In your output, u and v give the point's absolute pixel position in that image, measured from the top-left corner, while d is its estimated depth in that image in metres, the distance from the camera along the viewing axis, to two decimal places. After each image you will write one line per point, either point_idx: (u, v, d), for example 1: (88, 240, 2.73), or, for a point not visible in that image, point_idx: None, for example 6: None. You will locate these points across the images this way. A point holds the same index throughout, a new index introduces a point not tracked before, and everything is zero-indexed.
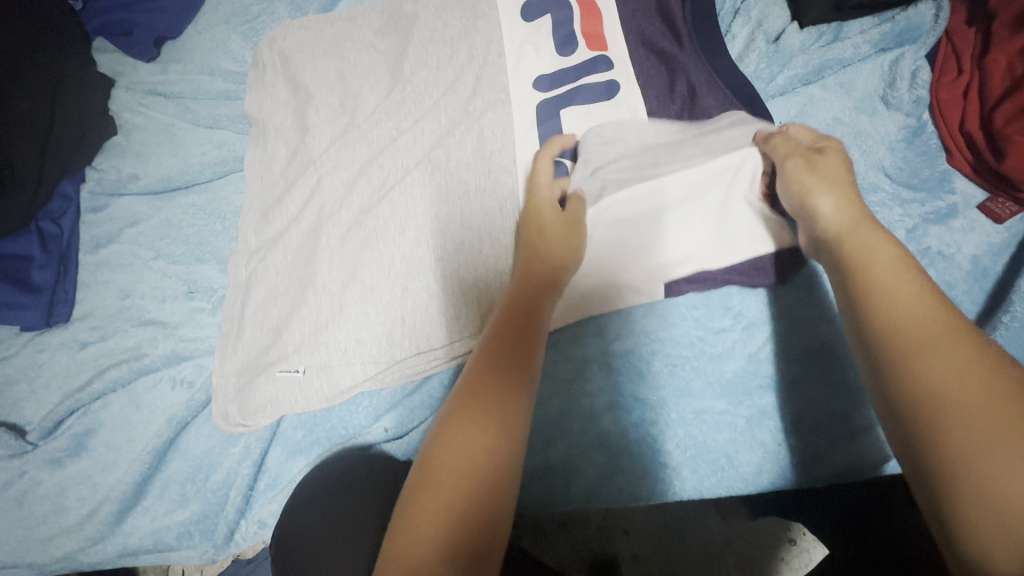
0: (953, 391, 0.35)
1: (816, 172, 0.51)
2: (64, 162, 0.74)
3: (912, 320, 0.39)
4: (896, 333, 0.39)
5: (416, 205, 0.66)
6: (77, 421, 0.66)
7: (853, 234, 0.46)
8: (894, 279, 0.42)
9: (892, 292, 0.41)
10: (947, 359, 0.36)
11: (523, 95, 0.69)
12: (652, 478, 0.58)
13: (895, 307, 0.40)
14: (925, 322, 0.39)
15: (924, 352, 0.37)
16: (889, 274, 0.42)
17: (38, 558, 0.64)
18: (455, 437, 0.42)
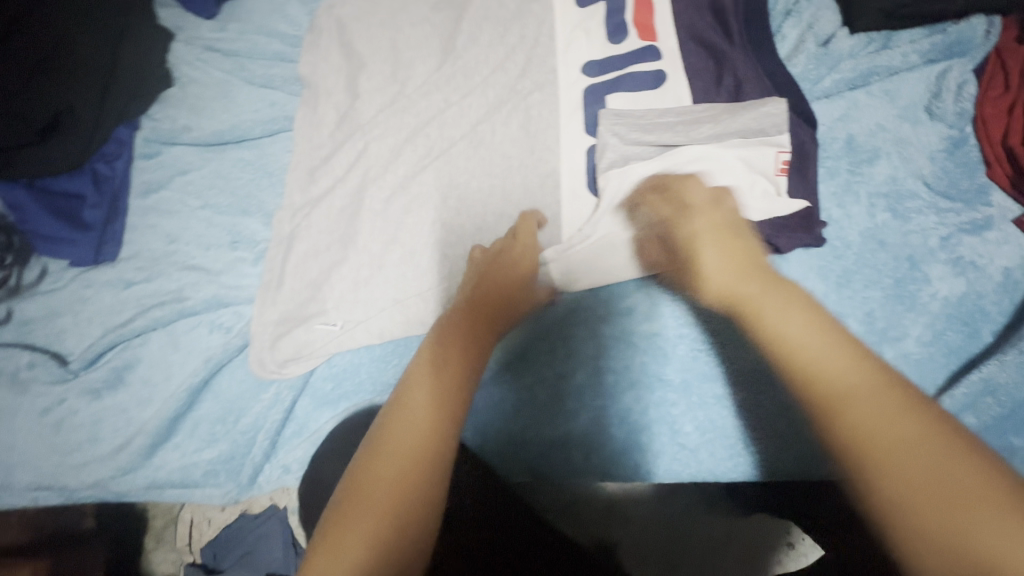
0: (902, 464, 0.31)
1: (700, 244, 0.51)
2: (122, 108, 0.76)
3: (810, 351, 0.37)
4: (813, 393, 0.35)
5: (460, 175, 0.68)
6: (117, 355, 0.69)
7: (732, 277, 0.46)
8: (794, 315, 0.40)
9: (782, 325, 0.40)
10: (869, 396, 0.34)
11: (571, 78, 0.71)
12: (668, 457, 0.59)
13: (808, 364, 0.36)
14: (847, 379, 0.35)
15: (845, 418, 0.33)
16: (792, 328, 0.39)
17: (71, 482, 0.66)
18: (404, 435, 0.43)
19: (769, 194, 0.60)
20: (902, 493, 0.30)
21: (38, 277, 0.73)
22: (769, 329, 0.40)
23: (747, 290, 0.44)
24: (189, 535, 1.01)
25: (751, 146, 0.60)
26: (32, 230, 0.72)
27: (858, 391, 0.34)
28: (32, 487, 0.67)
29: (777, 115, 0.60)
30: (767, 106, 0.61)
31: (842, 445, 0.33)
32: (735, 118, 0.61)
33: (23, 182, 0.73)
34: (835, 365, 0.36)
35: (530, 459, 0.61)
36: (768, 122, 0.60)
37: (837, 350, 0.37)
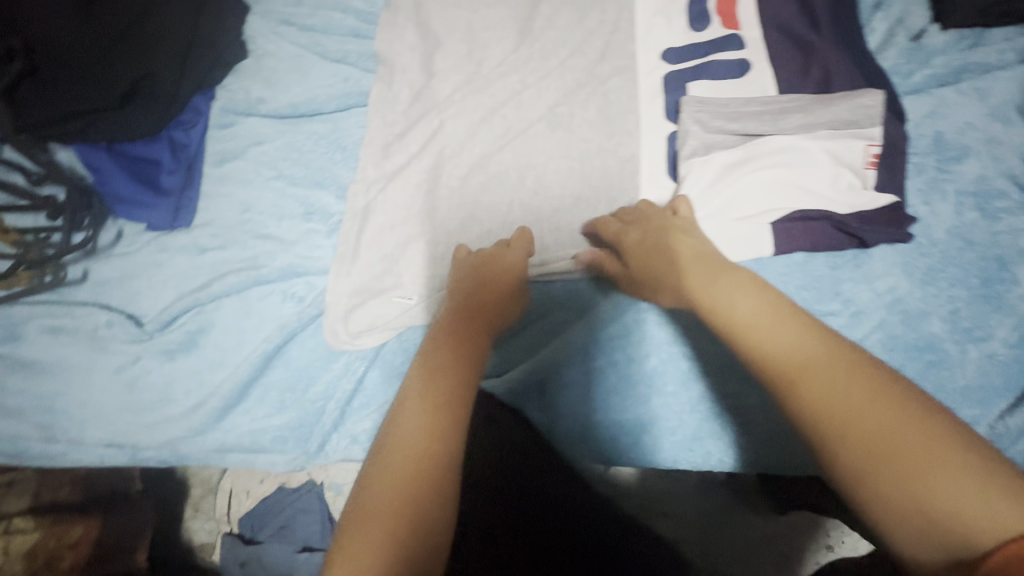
0: (845, 416, 0.36)
1: (657, 252, 0.57)
2: (198, 78, 0.77)
3: (780, 343, 0.41)
4: (779, 366, 0.40)
5: (537, 156, 0.68)
6: (191, 318, 0.70)
7: (716, 288, 0.49)
8: (769, 318, 0.44)
9: (763, 327, 0.43)
10: (823, 373, 0.38)
11: (650, 64, 0.70)
12: (738, 446, 0.61)
13: (777, 347, 0.41)
14: (809, 353, 0.40)
15: (797, 376, 0.39)
16: (758, 316, 0.44)
17: (143, 440, 0.68)
18: (409, 422, 0.45)
19: (853, 186, 0.60)
20: (844, 438, 0.35)
21: (115, 239, 0.75)
22: (750, 333, 0.44)
23: (730, 299, 0.47)
24: (229, 505, 0.96)
25: (841, 139, 0.60)
26: (110, 192, 0.74)
27: (808, 356, 0.40)
28: (105, 443, 0.68)
29: (872, 107, 0.60)
30: (861, 98, 0.61)
31: (816, 423, 0.37)
32: (827, 109, 0.61)
33: (104, 146, 0.75)
34: (792, 340, 0.41)
35: (603, 442, 0.63)
36: (862, 113, 0.60)
37: (805, 341, 0.41)
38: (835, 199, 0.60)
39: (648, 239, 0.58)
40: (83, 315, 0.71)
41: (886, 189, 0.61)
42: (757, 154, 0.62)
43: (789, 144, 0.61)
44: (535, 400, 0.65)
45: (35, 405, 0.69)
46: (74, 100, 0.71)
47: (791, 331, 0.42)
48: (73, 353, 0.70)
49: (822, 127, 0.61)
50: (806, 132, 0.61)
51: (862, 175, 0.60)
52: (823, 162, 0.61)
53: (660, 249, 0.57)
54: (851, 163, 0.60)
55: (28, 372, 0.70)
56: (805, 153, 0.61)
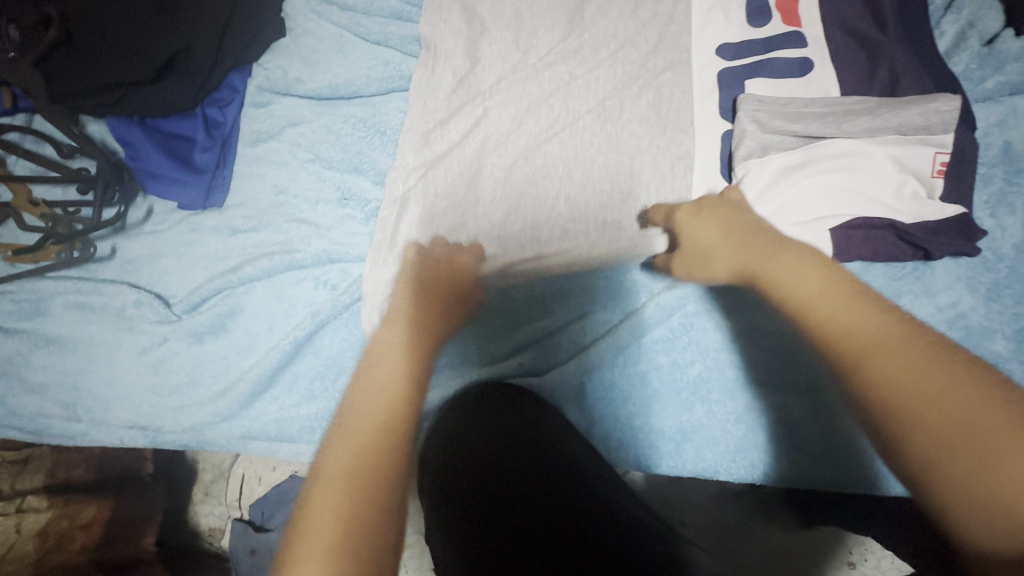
0: (912, 390, 0.31)
1: (705, 222, 0.55)
2: (235, 54, 0.75)
3: (839, 315, 0.37)
4: (838, 338, 0.36)
5: (585, 150, 0.65)
6: (220, 301, 0.68)
7: (769, 270, 0.45)
8: (828, 290, 0.39)
9: (820, 306, 0.38)
10: (886, 352, 0.33)
11: (706, 59, 0.68)
12: (784, 459, 0.59)
13: (834, 318, 0.37)
14: (870, 324, 0.35)
15: (858, 349, 0.34)
16: (813, 287, 0.40)
17: (168, 424, 0.66)
18: (369, 404, 0.42)
19: (919, 195, 0.57)
20: (910, 416, 0.30)
21: (144, 217, 0.74)
22: (808, 308, 0.39)
23: (786, 280, 0.43)
24: (240, 491, 0.96)
25: (909, 145, 0.58)
26: (141, 166, 0.71)
27: (872, 327, 0.35)
28: (129, 425, 0.67)
29: (945, 113, 0.58)
30: (934, 102, 0.58)
31: (874, 403, 0.32)
32: (898, 112, 0.58)
33: (137, 120, 0.73)
34: (851, 311, 0.37)
35: (642, 447, 0.61)
36: (934, 118, 0.57)
37: (870, 319, 0.36)
38: (898, 206, 0.58)
39: (706, 219, 0.55)
40: (110, 293, 0.69)
41: (955, 199, 0.58)
42: (822, 157, 0.59)
43: (855, 148, 0.58)
44: (574, 402, 0.63)
45: (59, 383, 0.68)
46: (109, 71, 0.69)
47: (849, 304, 0.37)
48: (99, 332, 0.68)
49: (890, 131, 0.58)
50: (872, 134, 0.58)
51: (927, 185, 0.58)
52: (888, 168, 0.58)
53: (711, 218, 0.55)
54: (918, 169, 0.58)
55: (54, 348, 0.68)
56: (870, 158, 0.58)
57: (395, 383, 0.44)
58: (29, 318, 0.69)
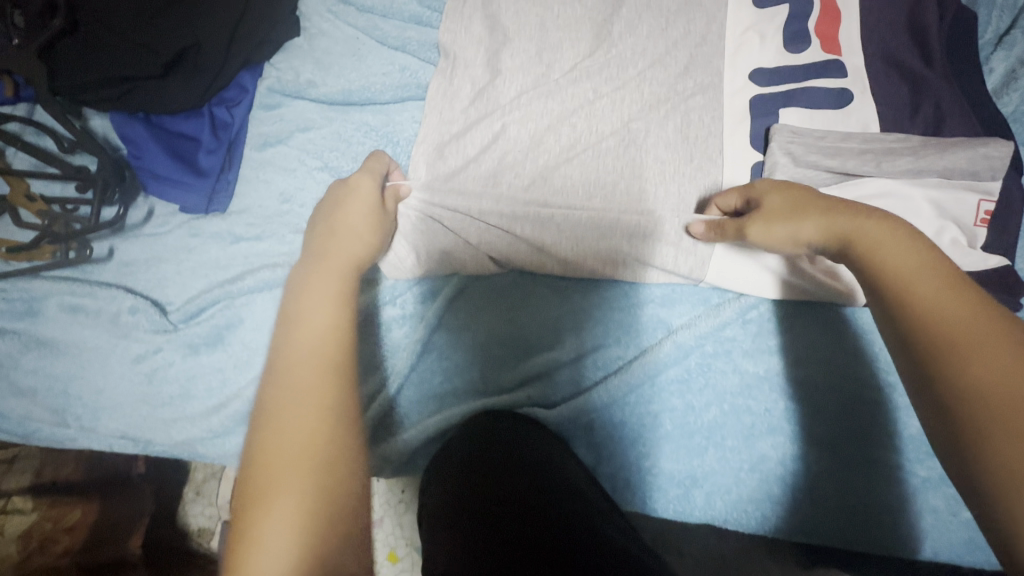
0: (1000, 385, 0.33)
1: (796, 203, 0.50)
2: (246, 53, 0.72)
3: (940, 305, 0.38)
4: (935, 324, 0.37)
5: (608, 174, 0.62)
6: (219, 312, 0.65)
7: (874, 238, 0.44)
8: (930, 276, 0.40)
9: (927, 293, 0.39)
10: (988, 346, 0.35)
11: (737, 85, 0.64)
12: (801, 514, 0.56)
13: (933, 304, 0.38)
14: (966, 317, 0.37)
15: (959, 338, 0.36)
16: (916, 272, 0.41)
17: (159, 437, 0.64)
18: (324, 316, 0.42)
19: (959, 242, 0.55)
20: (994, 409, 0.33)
21: (145, 218, 0.71)
22: (914, 291, 0.40)
23: (893, 258, 0.42)
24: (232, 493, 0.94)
25: (953, 190, 0.55)
26: (143, 167, 0.69)
27: (974, 321, 0.37)
28: (118, 435, 0.65)
29: (994, 159, 0.55)
30: (983, 148, 0.55)
31: (961, 394, 0.35)
32: (942, 155, 0.55)
33: (141, 116, 0.70)
34: (952, 302, 0.38)
35: (649, 491, 0.59)
36: (982, 164, 0.55)
37: (971, 314, 0.37)
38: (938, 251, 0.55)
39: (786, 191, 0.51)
40: (106, 297, 0.66)
41: (998, 250, 0.55)
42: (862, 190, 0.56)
43: (897, 186, 0.56)
44: (582, 440, 0.61)
45: (49, 388, 0.66)
46: (114, 66, 0.66)
47: (952, 295, 0.38)
48: (93, 337, 0.66)
49: (934, 173, 0.56)
50: (914, 173, 0.56)
51: (969, 233, 0.55)
52: (929, 210, 0.55)
53: (805, 194, 0.50)
54: (961, 214, 0.55)
55: (45, 352, 0.66)
56: (910, 199, 0.55)
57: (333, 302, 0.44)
58: (21, 318, 0.67)
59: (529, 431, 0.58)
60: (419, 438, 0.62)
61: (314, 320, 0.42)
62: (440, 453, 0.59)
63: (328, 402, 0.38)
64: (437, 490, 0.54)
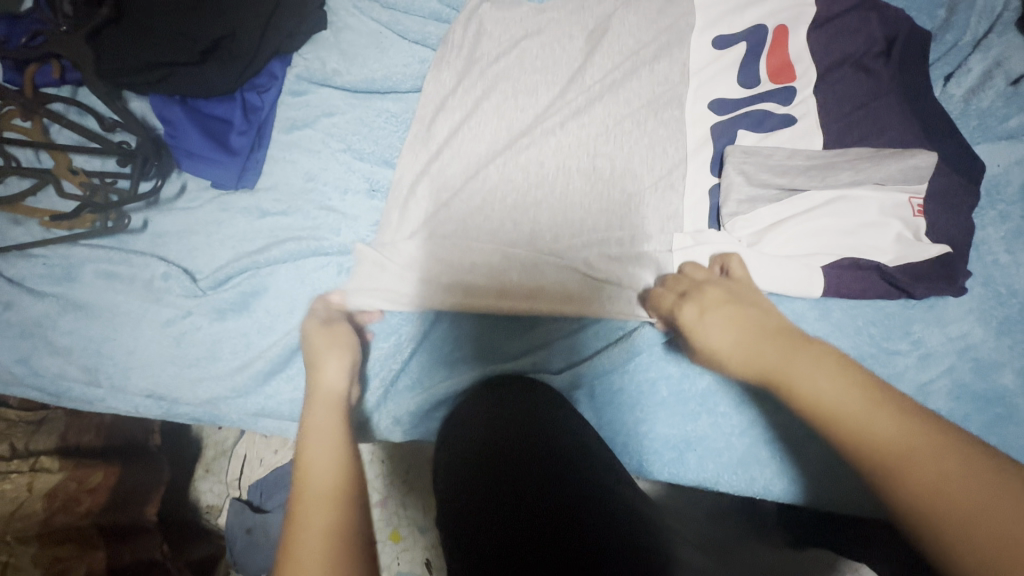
0: (964, 510, 0.30)
1: (723, 314, 0.49)
2: (278, 43, 0.77)
3: (871, 425, 0.35)
4: (874, 454, 0.34)
5: (610, 161, 0.67)
6: (245, 280, 0.70)
7: (790, 372, 0.41)
8: (852, 398, 0.37)
9: (852, 416, 0.36)
10: (943, 469, 0.31)
11: (731, 80, 0.68)
12: (786, 476, 0.60)
13: (865, 431, 0.35)
14: (902, 438, 0.34)
15: (902, 465, 0.33)
16: (839, 395, 0.37)
17: (186, 396, 0.69)
18: (323, 439, 0.49)
19: (904, 240, 0.59)
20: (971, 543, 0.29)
21: (178, 193, 0.76)
22: (838, 420, 0.37)
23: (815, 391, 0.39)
24: (240, 470, 1.03)
25: (887, 193, 0.59)
26: (179, 145, 0.74)
27: (913, 440, 0.33)
28: (147, 393, 0.69)
29: (921, 168, 0.59)
30: (919, 155, 0.59)
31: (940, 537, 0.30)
32: (879, 168, 0.59)
33: (178, 99, 0.75)
34: (880, 420, 0.35)
35: (644, 454, 0.63)
36: (912, 173, 0.59)
37: (905, 427, 0.34)
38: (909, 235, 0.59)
39: (715, 316, 0.49)
40: (140, 265, 0.71)
41: (939, 239, 0.59)
42: (809, 204, 0.61)
43: (842, 194, 0.60)
44: (585, 404, 0.65)
45: (83, 348, 0.70)
46: (158, 52, 0.71)
47: (881, 415, 0.35)
48: (126, 301, 0.70)
49: (869, 183, 0.60)
50: (869, 168, 0.60)
51: (912, 227, 0.59)
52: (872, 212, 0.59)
53: (727, 310, 0.49)
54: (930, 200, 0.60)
55: (80, 314, 0.71)
56: (853, 204, 0.60)
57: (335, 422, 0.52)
58: (59, 283, 0.72)
59: (534, 394, 0.62)
60: (432, 401, 0.67)
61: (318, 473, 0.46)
62: (452, 416, 0.63)
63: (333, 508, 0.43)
64: (446, 475, 0.56)
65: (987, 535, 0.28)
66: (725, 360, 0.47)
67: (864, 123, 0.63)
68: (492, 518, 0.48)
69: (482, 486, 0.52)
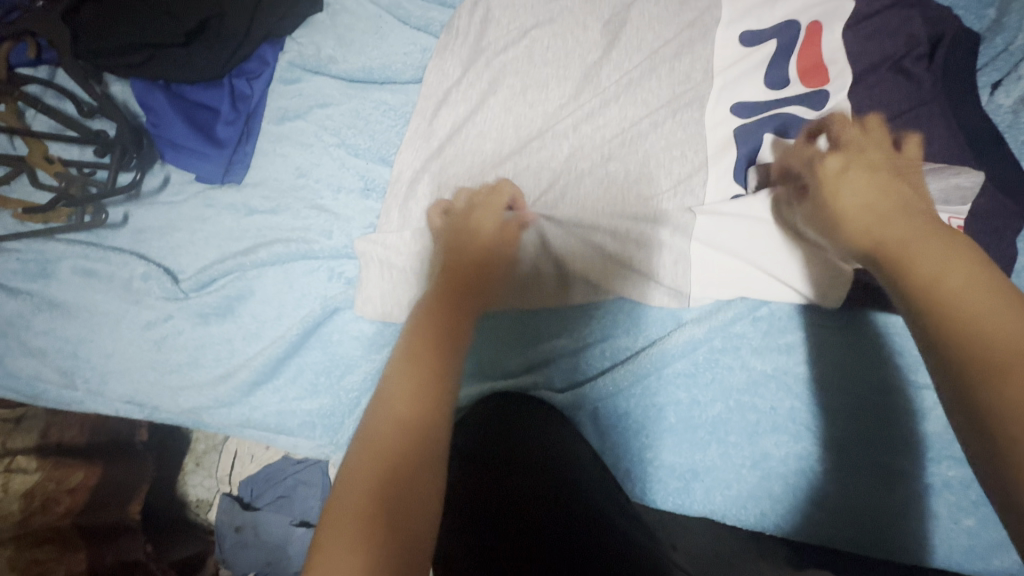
0: None
1: (868, 181, 0.43)
2: (269, 26, 0.71)
3: (991, 319, 0.31)
4: (979, 343, 0.30)
5: (628, 166, 0.61)
6: (230, 283, 0.66)
7: (916, 248, 0.37)
8: (985, 289, 0.32)
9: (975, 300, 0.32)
10: None
11: (758, 81, 0.63)
12: (800, 516, 0.56)
13: (982, 319, 0.31)
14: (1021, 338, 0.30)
15: (1005, 363, 0.29)
16: (964, 285, 0.33)
17: (166, 403, 0.65)
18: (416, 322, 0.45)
19: None
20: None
21: (160, 185, 0.71)
22: (953, 299, 0.33)
23: (933, 270, 0.35)
24: (231, 466, 0.97)
25: None
26: (161, 134, 0.69)
27: None
28: (125, 399, 0.65)
29: (965, 189, 0.54)
30: (961, 174, 0.54)
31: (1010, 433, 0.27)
32: (918, 186, 0.54)
33: (162, 84, 0.70)
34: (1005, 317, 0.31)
35: (648, 482, 0.59)
36: (954, 194, 0.54)
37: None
38: None
39: (855, 183, 0.43)
40: (119, 263, 0.67)
41: None
42: None
43: None
44: (591, 427, 0.61)
45: (58, 349, 0.66)
46: (137, 31, 0.66)
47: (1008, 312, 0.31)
48: (104, 301, 0.66)
49: None
50: None
51: None
52: None
53: (864, 181, 0.44)
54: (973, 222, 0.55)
55: (56, 313, 0.67)
56: None
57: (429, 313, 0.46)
58: (34, 279, 0.67)
59: (537, 413, 0.58)
60: None
61: (412, 347, 0.43)
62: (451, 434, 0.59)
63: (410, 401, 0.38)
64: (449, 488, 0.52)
65: None
66: (848, 220, 0.42)
67: (903, 134, 0.58)
68: (502, 529, 0.46)
69: (496, 490, 0.49)
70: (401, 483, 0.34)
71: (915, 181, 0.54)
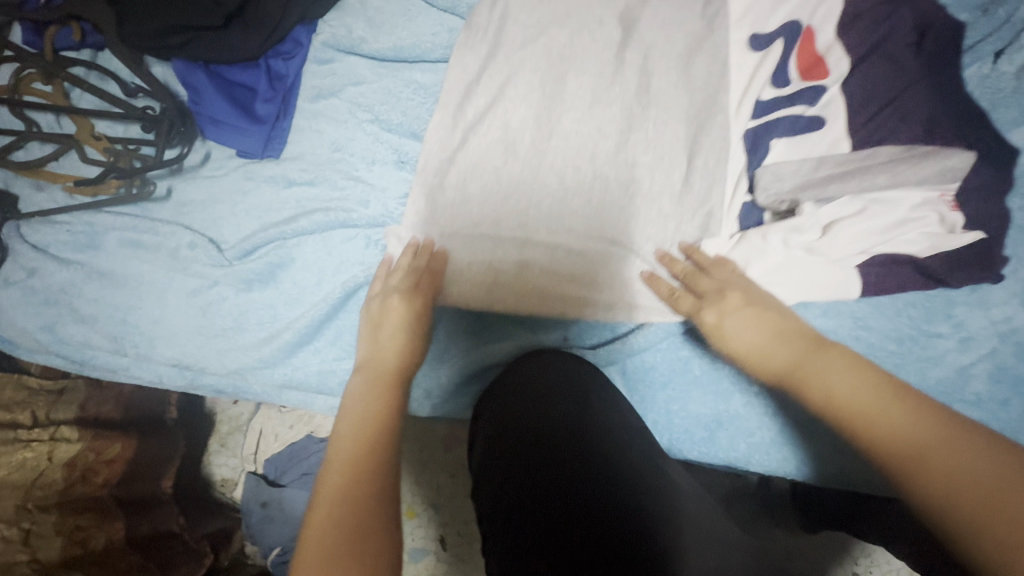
0: (968, 494, 0.31)
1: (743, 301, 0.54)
2: (304, 8, 0.74)
3: (882, 420, 0.37)
4: (885, 446, 0.36)
5: (654, 140, 0.66)
6: (271, 251, 0.69)
7: (811, 369, 0.44)
8: (866, 395, 0.39)
9: (864, 406, 0.38)
10: (955, 458, 0.32)
11: (773, 54, 0.66)
12: (821, 460, 0.60)
13: (881, 425, 0.37)
14: (913, 428, 0.35)
15: (911, 457, 0.34)
16: (856, 395, 0.40)
17: (212, 365, 0.68)
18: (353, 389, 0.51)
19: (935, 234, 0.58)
20: (973, 523, 0.30)
21: (202, 161, 0.74)
22: (851, 410, 0.39)
23: (828, 385, 0.42)
24: (256, 444, 1.02)
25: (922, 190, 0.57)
26: (204, 111, 0.72)
27: (921, 432, 0.35)
28: (173, 363, 0.69)
29: (958, 169, 0.56)
30: (953, 155, 0.56)
31: (950, 520, 0.31)
32: (909, 176, 0.57)
33: (202, 64, 0.73)
34: (890, 414, 0.37)
35: (674, 431, 0.63)
36: (948, 175, 0.57)
37: (909, 419, 0.36)
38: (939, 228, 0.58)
39: (744, 314, 0.53)
40: (165, 233, 0.70)
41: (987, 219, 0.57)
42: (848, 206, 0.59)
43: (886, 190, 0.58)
44: (623, 380, 0.65)
45: (108, 316, 0.69)
46: (180, 13, 0.69)
47: (892, 408, 0.37)
48: (151, 269, 0.69)
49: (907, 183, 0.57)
50: (902, 169, 0.57)
51: (946, 223, 0.57)
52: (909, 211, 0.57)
53: (741, 296, 0.54)
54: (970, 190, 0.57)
55: (105, 282, 0.70)
56: (896, 200, 0.58)
57: (369, 376, 0.52)
58: (83, 250, 0.71)
59: (572, 365, 0.61)
60: (461, 374, 0.67)
61: (359, 402, 0.48)
62: (484, 391, 0.63)
63: (357, 451, 0.42)
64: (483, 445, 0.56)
65: (1005, 533, 0.29)
66: (750, 363, 0.51)
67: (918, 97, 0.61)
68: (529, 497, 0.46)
69: (520, 464, 0.49)
70: (359, 521, 0.38)
71: (908, 163, 0.57)
